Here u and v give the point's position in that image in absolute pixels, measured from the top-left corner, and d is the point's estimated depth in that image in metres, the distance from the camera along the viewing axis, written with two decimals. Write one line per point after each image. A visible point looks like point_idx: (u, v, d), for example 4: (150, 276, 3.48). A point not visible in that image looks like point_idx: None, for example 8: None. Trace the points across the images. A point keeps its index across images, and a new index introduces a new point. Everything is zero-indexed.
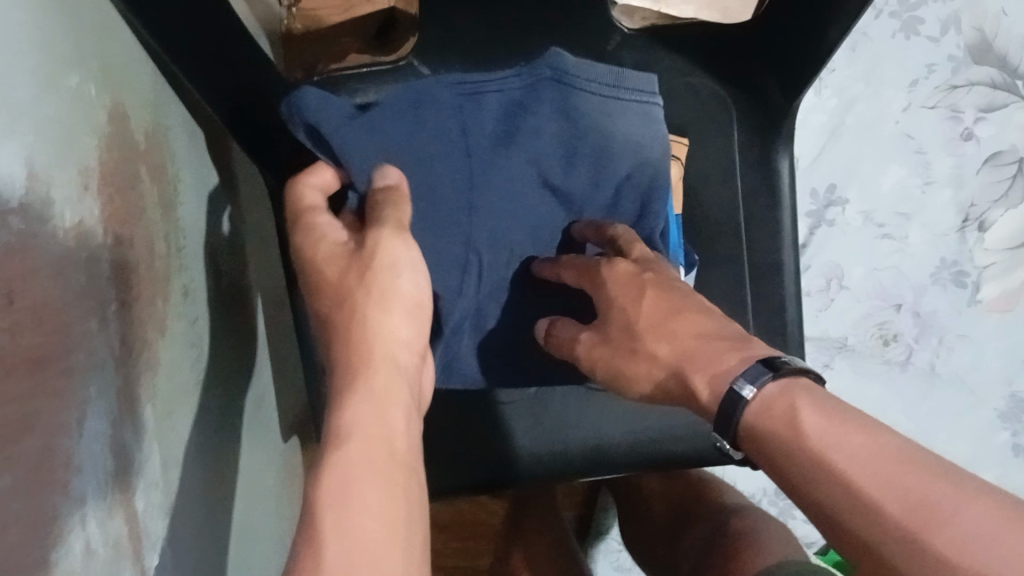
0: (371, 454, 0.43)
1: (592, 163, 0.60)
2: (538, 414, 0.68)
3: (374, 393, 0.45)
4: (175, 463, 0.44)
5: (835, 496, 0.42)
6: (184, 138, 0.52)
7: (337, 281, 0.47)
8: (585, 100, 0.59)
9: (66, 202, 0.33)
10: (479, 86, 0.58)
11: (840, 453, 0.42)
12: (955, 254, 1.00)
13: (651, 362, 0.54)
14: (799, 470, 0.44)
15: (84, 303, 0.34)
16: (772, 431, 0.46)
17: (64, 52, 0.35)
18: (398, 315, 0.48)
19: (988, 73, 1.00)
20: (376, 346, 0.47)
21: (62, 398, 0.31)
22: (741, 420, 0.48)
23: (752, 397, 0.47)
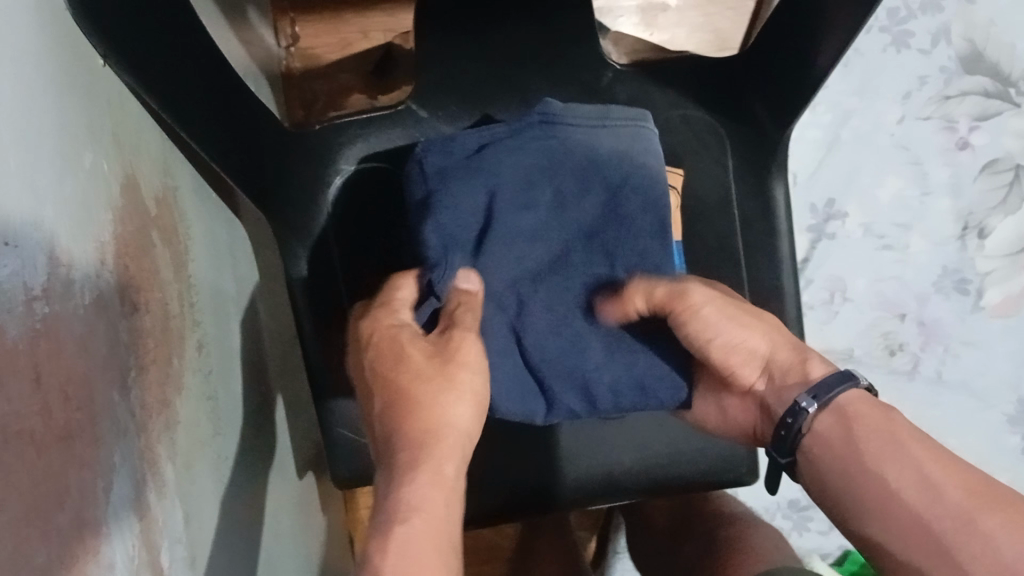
0: (428, 532, 0.46)
1: (587, 177, 0.57)
2: (582, 446, 0.69)
3: (434, 472, 0.49)
4: (197, 513, 0.46)
5: (898, 474, 0.48)
6: (192, 193, 0.53)
7: (417, 362, 0.52)
8: (572, 132, 0.58)
9: (85, 278, 0.35)
10: (460, 137, 0.59)
11: (915, 449, 0.48)
12: (956, 261, 1.01)
13: (762, 335, 0.57)
14: (868, 447, 0.49)
15: (106, 374, 0.36)
16: (864, 417, 0.51)
17: (79, 135, 0.37)
18: (464, 408, 0.52)
19: (980, 82, 1.01)
20: (444, 432, 0.50)
21: (90, 467, 0.33)
22: (844, 395, 0.52)
23: (862, 386, 0.53)
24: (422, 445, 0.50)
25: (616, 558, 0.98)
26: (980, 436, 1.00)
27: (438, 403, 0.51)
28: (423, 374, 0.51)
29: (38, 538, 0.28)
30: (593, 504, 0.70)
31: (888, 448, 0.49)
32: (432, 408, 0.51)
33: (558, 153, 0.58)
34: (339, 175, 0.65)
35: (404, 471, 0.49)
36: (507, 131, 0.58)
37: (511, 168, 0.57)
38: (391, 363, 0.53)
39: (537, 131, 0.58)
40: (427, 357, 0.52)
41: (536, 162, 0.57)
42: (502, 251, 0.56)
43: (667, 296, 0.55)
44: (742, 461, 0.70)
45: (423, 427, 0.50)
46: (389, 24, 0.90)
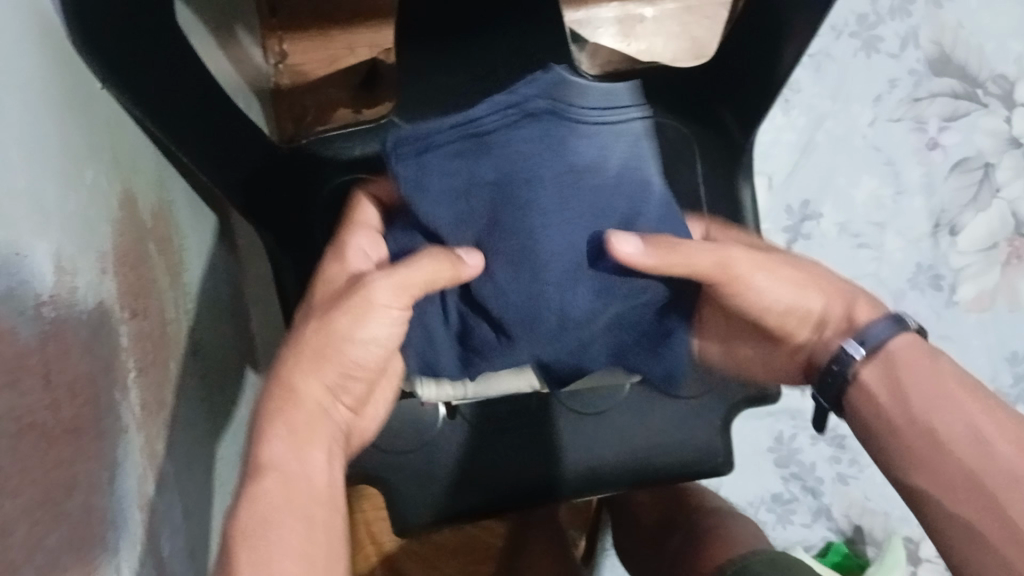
0: (288, 490, 0.45)
1: (573, 188, 0.56)
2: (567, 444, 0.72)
3: (294, 432, 0.48)
4: (192, 508, 0.48)
5: (951, 421, 0.48)
6: (186, 206, 0.56)
7: (314, 311, 0.53)
8: (546, 122, 0.60)
9: (90, 287, 0.38)
10: (443, 128, 0.57)
11: (969, 402, 0.49)
12: (930, 258, 1.04)
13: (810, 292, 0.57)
14: (924, 392, 0.49)
15: (109, 375, 0.39)
16: (913, 362, 0.51)
17: (80, 154, 0.40)
18: (332, 367, 0.51)
19: (949, 84, 1.05)
20: (306, 389, 0.50)
21: (96, 460, 0.36)
22: (891, 343, 0.52)
23: (909, 330, 0.53)
24: (286, 400, 0.49)
25: (605, 554, 1.00)
26: None
27: (302, 356, 0.51)
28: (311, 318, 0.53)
29: (49, 521, 0.31)
30: (580, 497, 0.73)
31: (941, 398, 0.49)
32: (310, 362, 0.51)
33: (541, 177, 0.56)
34: (327, 187, 0.68)
35: (266, 417, 0.49)
36: (487, 132, 0.57)
37: (524, 194, 0.55)
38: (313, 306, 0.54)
39: (513, 119, 0.59)
40: (326, 300, 0.54)
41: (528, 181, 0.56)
42: (527, 253, 0.53)
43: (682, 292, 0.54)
44: (721, 452, 0.73)
45: (288, 380, 0.50)
46: (376, 40, 0.92)
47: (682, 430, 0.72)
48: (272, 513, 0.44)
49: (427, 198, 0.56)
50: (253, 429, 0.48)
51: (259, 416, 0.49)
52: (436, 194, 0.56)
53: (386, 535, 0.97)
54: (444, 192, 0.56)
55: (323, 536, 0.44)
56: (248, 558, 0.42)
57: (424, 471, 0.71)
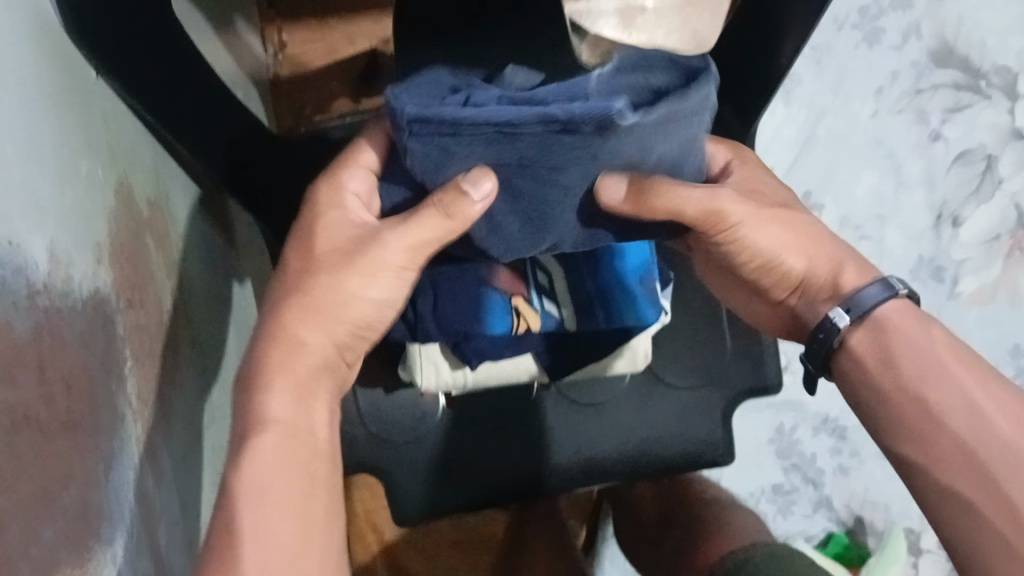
0: (290, 453, 0.46)
1: (605, 186, 0.46)
2: (569, 435, 0.71)
3: (292, 385, 0.49)
4: (192, 500, 0.48)
5: (946, 392, 0.49)
6: (184, 199, 0.56)
7: (317, 260, 0.51)
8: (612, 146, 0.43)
9: (85, 278, 0.37)
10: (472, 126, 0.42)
11: (963, 379, 0.49)
12: (932, 250, 1.04)
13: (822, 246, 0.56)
14: (922, 363, 0.50)
15: (105, 367, 0.38)
16: (904, 332, 0.51)
17: (75, 144, 0.40)
18: (335, 320, 0.51)
19: (951, 76, 1.03)
20: (306, 341, 0.50)
21: (93, 453, 0.36)
22: (880, 309, 0.52)
23: (899, 295, 0.52)
24: (292, 352, 0.50)
25: (605, 544, 1.00)
26: None
27: (317, 299, 0.50)
28: (313, 268, 0.51)
29: (45, 513, 0.31)
30: (580, 487, 0.73)
31: (937, 377, 0.49)
32: (322, 312, 0.50)
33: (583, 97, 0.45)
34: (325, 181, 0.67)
35: (263, 369, 0.49)
36: (522, 132, 0.41)
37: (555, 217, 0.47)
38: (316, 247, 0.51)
39: (565, 145, 0.42)
40: (330, 247, 0.51)
41: (577, 144, 0.42)
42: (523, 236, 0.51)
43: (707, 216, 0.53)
44: (719, 445, 0.73)
45: (286, 336, 0.50)
46: (375, 29, 0.92)
47: (682, 421, 0.72)
48: (268, 494, 0.45)
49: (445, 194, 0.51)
50: (251, 379, 0.49)
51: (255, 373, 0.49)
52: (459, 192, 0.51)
53: (386, 526, 0.97)
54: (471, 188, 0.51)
55: (321, 511, 0.46)
56: (237, 539, 0.42)
57: (424, 463, 0.70)
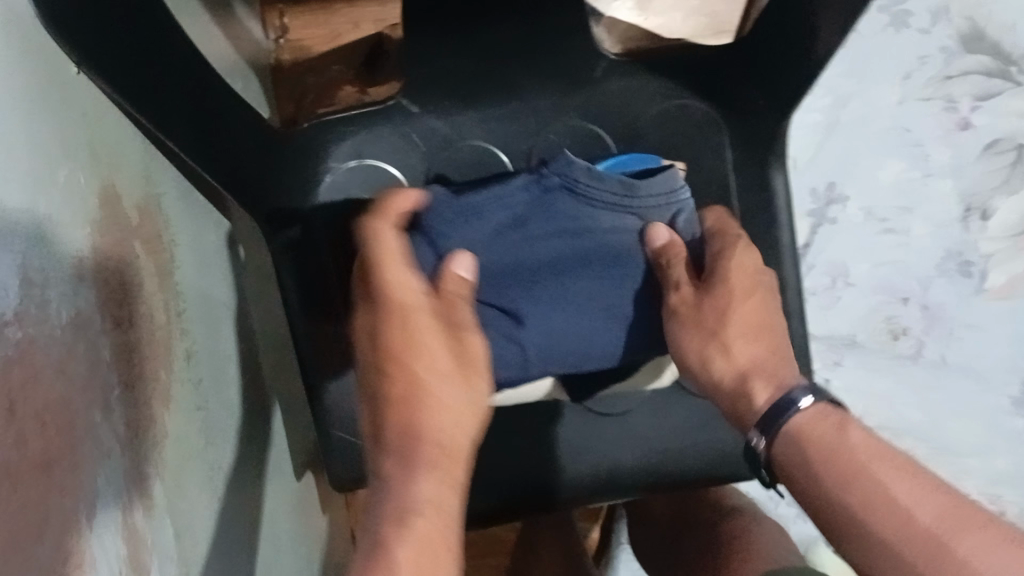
0: (433, 547, 0.44)
1: (597, 253, 0.58)
2: (584, 447, 0.68)
3: (438, 476, 0.47)
4: (189, 529, 0.45)
5: (868, 495, 0.46)
6: (177, 198, 0.52)
7: (431, 347, 0.50)
8: (594, 214, 0.58)
9: (63, 298, 0.34)
10: (490, 207, 0.57)
11: (893, 484, 0.45)
12: (959, 243, 0.97)
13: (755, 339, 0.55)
14: (849, 465, 0.47)
15: (88, 394, 0.35)
16: (816, 439, 0.49)
17: (51, 147, 0.36)
18: (466, 409, 0.50)
19: (981, 62, 0.98)
20: (449, 430, 0.49)
21: (72, 495, 0.32)
22: (788, 423, 0.51)
23: (805, 407, 0.51)
24: (434, 443, 0.48)
25: (619, 548, 0.95)
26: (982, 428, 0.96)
27: (447, 395, 0.50)
28: (435, 362, 0.50)
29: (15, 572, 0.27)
30: (595, 500, 0.70)
31: (852, 477, 0.47)
32: (457, 406, 0.50)
33: (573, 186, 0.58)
34: (329, 174, 0.65)
35: (404, 465, 0.47)
36: (525, 219, 0.58)
37: (545, 276, 0.57)
38: (428, 359, 0.50)
39: (563, 207, 0.58)
40: (440, 342, 0.50)
41: (573, 216, 0.58)
42: (532, 295, 0.57)
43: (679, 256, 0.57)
44: (743, 453, 0.69)
45: (422, 420, 0.48)
46: (381, 14, 0.88)
47: (703, 430, 0.68)
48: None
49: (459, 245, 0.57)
50: (399, 467, 0.47)
51: (399, 465, 0.47)
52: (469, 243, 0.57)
53: None
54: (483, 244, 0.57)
55: None
56: None
57: None
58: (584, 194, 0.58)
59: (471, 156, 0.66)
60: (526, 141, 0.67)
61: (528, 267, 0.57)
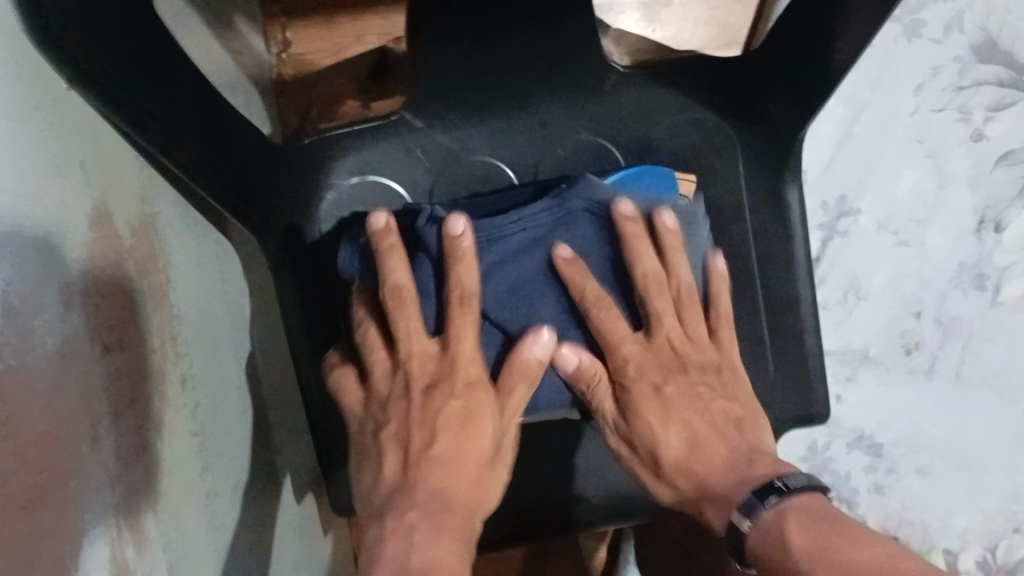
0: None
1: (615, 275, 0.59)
2: (599, 469, 0.66)
3: (463, 531, 0.50)
4: (186, 561, 0.43)
5: None
6: (175, 216, 0.51)
7: (478, 409, 0.54)
8: (613, 234, 0.59)
9: (50, 324, 0.32)
10: (513, 223, 0.56)
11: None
12: (975, 256, 0.94)
13: (714, 407, 0.58)
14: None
15: (77, 427, 0.33)
16: (774, 564, 0.46)
17: (39, 167, 0.34)
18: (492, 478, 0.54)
19: (996, 72, 0.94)
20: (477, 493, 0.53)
21: (58, 534, 0.30)
22: (748, 544, 0.48)
23: (746, 524, 0.48)
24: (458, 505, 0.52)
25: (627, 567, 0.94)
26: (1000, 445, 0.93)
27: (480, 457, 0.54)
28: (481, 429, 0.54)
29: None
30: (608, 524, 0.68)
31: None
32: (478, 476, 0.53)
33: (597, 208, 0.58)
34: (332, 192, 0.63)
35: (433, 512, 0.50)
36: (548, 238, 0.57)
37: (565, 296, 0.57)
38: (474, 435, 0.54)
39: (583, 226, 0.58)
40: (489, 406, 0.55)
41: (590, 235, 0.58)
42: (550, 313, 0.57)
43: (661, 284, 0.58)
44: None
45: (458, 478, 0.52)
46: (385, 26, 0.86)
47: None
48: None
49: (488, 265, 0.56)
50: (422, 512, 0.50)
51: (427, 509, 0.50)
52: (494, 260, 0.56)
53: None
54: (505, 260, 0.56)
55: None
56: None
57: None
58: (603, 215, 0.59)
59: (478, 171, 0.64)
60: (533, 156, 0.65)
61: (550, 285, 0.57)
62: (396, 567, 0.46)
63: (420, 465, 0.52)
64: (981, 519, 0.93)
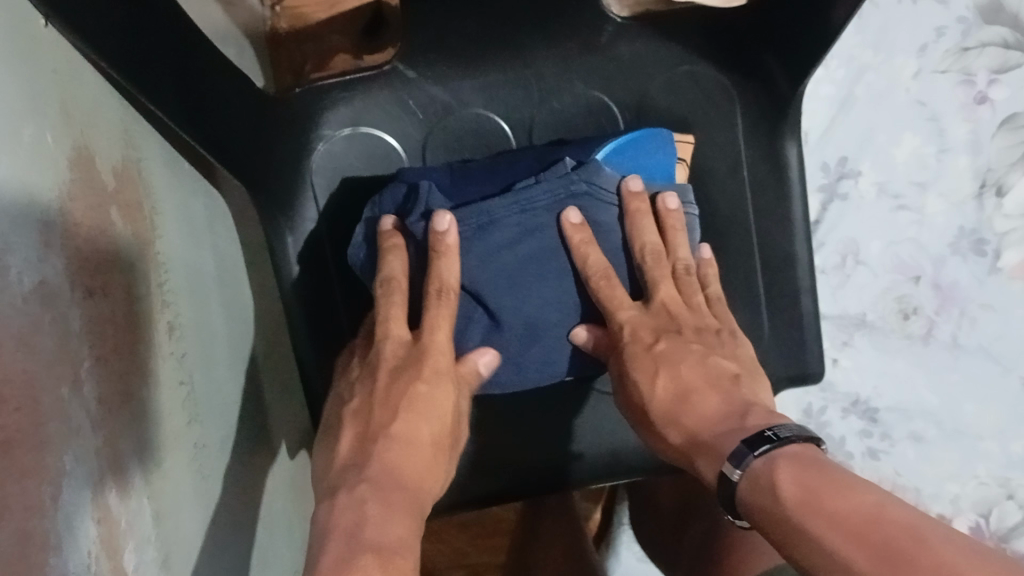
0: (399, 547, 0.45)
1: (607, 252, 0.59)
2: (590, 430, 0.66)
3: (417, 505, 0.49)
4: (172, 510, 0.43)
5: (806, 551, 0.42)
6: (161, 166, 0.50)
7: (434, 392, 0.54)
8: (606, 212, 0.58)
9: (27, 263, 0.31)
10: (501, 209, 0.56)
11: (818, 522, 0.41)
12: (974, 221, 0.93)
13: (708, 361, 0.56)
14: (784, 523, 0.43)
15: (55, 370, 0.32)
16: (760, 506, 0.46)
17: (15, 105, 0.33)
18: (444, 456, 0.54)
19: (999, 33, 0.91)
20: (427, 469, 0.52)
21: (36, 475, 0.30)
22: (739, 491, 0.47)
23: (736, 474, 0.47)
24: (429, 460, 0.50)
25: (620, 530, 0.93)
26: (996, 409, 0.93)
27: (434, 439, 0.53)
28: (438, 408, 0.53)
29: None
30: (596, 483, 0.68)
31: (793, 529, 0.43)
32: (431, 462, 0.52)
33: (594, 187, 0.57)
34: (322, 142, 0.62)
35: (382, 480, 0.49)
36: (539, 218, 0.56)
37: (555, 276, 0.58)
38: (435, 419, 0.53)
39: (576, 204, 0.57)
40: (446, 389, 0.54)
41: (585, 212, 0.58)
42: (540, 293, 0.57)
43: (658, 256, 0.58)
44: None
45: (409, 453, 0.51)
46: None
47: None
48: None
49: (478, 252, 0.56)
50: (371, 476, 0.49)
51: (380, 481, 0.49)
52: (487, 245, 0.56)
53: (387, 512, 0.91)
54: (498, 241, 0.56)
55: None
56: None
57: None
58: (596, 193, 0.58)
59: (471, 125, 0.63)
60: (528, 110, 0.64)
61: (541, 267, 0.57)
62: (383, 522, 0.46)
63: (373, 438, 0.52)
64: (973, 485, 0.93)
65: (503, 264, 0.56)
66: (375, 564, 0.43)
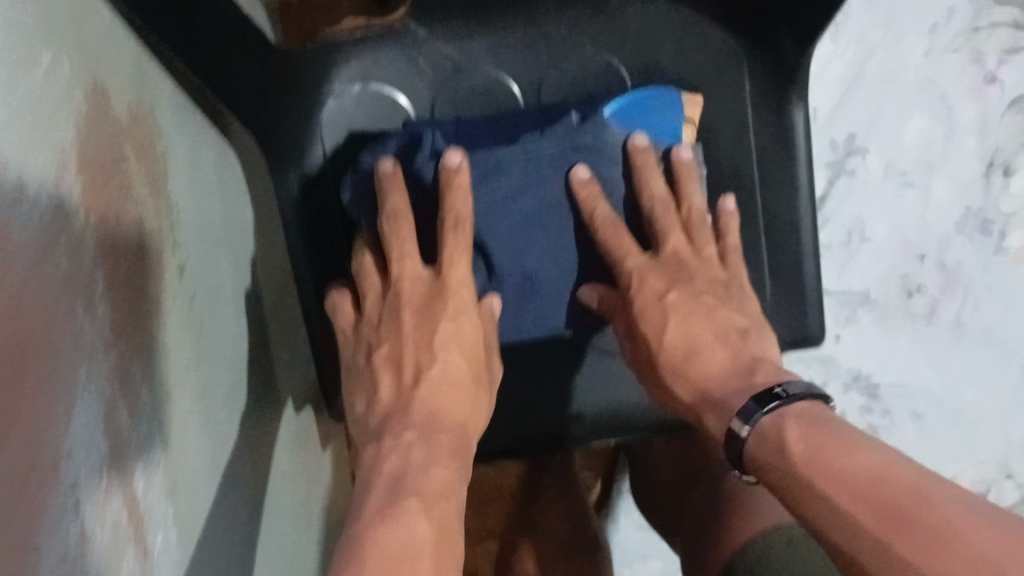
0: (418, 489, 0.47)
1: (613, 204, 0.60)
2: (591, 386, 0.67)
3: (460, 444, 0.52)
4: (180, 442, 0.44)
5: (813, 506, 0.43)
6: (174, 111, 0.50)
7: (460, 330, 0.56)
8: (611, 167, 0.59)
9: (43, 185, 0.32)
10: (501, 159, 0.57)
11: (825, 478, 0.43)
12: (980, 202, 0.91)
13: (715, 314, 0.58)
14: (792, 480, 0.45)
15: (70, 291, 0.33)
16: (768, 463, 0.48)
17: (33, 35, 0.34)
18: (479, 392, 0.56)
19: (1011, 13, 0.87)
20: (465, 409, 0.54)
21: (50, 389, 0.31)
22: (748, 446, 0.50)
23: (745, 429, 0.50)
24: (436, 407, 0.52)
25: (620, 498, 0.94)
26: (998, 395, 0.97)
27: (467, 377, 0.55)
28: (466, 348, 0.56)
29: None
30: (598, 440, 0.69)
31: (801, 489, 0.44)
32: (468, 400, 0.55)
33: (599, 142, 0.58)
34: (333, 97, 0.63)
35: (421, 428, 0.51)
36: (543, 169, 0.57)
37: (560, 223, 0.59)
38: (465, 359, 0.56)
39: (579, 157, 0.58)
40: (470, 325, 0.56)
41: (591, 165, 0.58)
42: (543, 241, 0.58)
43: (667, 206, 0.59)
44: None
45: (445, 398, 0.54)
46: None
47: None
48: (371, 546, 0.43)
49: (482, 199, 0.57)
50: (404, 424, 0.52)
51: (422, 428, 0.51)
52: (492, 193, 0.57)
53: None
54: (503, 188, 0.57)
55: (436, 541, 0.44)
56: None
57: None
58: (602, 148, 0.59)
59: (480, 84, 0.64)
60: (538, 70, 0.64)
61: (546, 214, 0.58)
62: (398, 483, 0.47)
63: (409, 388, 0.54)
64: (974, 467, 0.99)
65: (506, 211, 0.57)
66: (415, 507, 0.45)
